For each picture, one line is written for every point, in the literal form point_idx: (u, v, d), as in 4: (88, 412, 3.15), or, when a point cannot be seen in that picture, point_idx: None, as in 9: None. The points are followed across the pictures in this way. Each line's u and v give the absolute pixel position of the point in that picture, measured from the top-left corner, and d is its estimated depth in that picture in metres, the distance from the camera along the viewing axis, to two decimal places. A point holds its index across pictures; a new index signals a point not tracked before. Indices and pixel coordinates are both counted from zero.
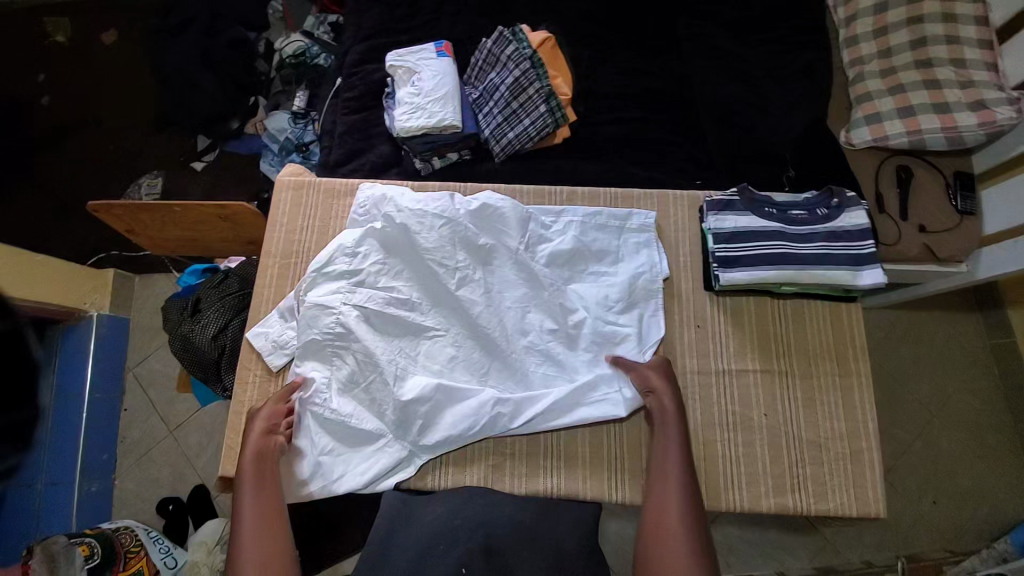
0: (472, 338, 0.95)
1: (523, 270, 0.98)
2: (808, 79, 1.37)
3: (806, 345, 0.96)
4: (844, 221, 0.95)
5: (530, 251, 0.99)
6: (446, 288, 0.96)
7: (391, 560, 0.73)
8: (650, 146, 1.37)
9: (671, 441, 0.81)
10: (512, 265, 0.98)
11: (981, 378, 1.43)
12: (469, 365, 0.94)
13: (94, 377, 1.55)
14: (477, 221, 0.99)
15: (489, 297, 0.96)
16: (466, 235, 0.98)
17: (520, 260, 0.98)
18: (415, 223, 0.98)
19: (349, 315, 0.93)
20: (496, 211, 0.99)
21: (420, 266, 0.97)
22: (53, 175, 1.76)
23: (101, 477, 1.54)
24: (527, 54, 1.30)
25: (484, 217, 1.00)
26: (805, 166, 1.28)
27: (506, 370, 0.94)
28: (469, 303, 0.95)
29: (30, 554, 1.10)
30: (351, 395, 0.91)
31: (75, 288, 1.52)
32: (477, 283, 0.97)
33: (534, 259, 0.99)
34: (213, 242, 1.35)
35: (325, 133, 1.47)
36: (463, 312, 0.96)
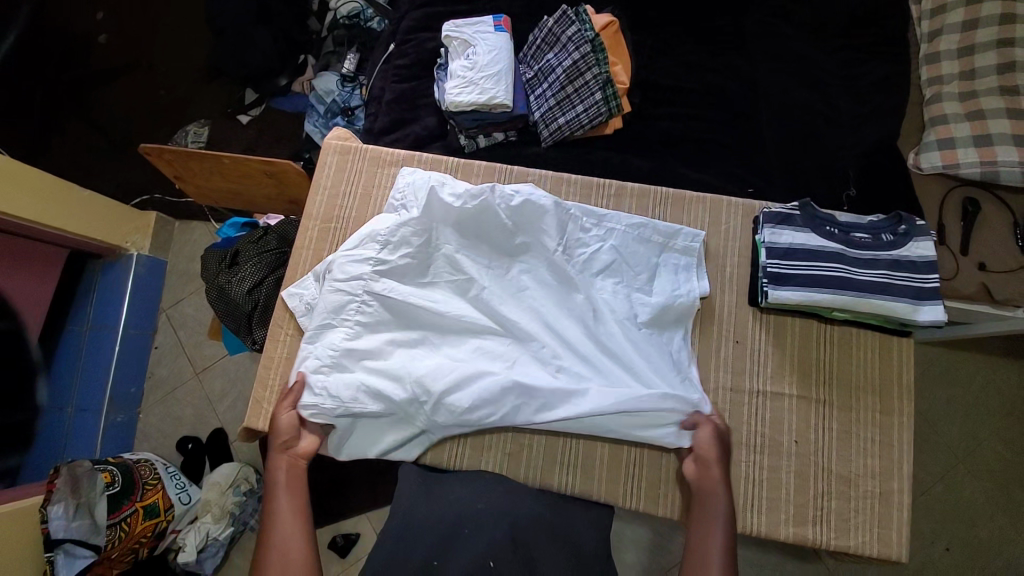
0: (502, 332, 0.93)
1: (556, 273, 0.95)
2: (881, 93, 1.29)
3: (848, 375, 0.92)
4: (911, 250, 0.90)
5: (569, 255, 0.96)
6: (476, 286, 0.94)
7: (420, 530, 0.77)
8: (703, 147, 1.31)
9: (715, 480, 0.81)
10: (547, 268, 0.96)
11: (1019, 430, 1.35)
12: (493, 355, 0.91)
13: (129, 314, 1.61)
14: (519, 219, 0.95)
15: (518, 296, 0.95)
16: (505, 233, 0.95)
17: (555, 264, 0.95)
18: (451, 217, 0.95)
19: (376, 303, 0.93)
20: (537, 208, 0.94)
21: (451, 259, 0.96)
22: (105, 114, 1.80)
23: (127, 409, 1.60)
24: (589, 37, 1.25)
25: (524, 213, 0.95)
26: (866, 186, 1.22)
27: (532, 363, 0.91)
28: (498, 303, 0.93)
29: (56, 473, 1.22)
30: (364, 378, 0.88)
31: (118, 227, 1.58)
32: (508, 282, 0.96)
33: (569, 263, 0.96)
34: (255, 197, 1.36)
35: (371, 99, 1.45)
36: (491, 309, 0.93)
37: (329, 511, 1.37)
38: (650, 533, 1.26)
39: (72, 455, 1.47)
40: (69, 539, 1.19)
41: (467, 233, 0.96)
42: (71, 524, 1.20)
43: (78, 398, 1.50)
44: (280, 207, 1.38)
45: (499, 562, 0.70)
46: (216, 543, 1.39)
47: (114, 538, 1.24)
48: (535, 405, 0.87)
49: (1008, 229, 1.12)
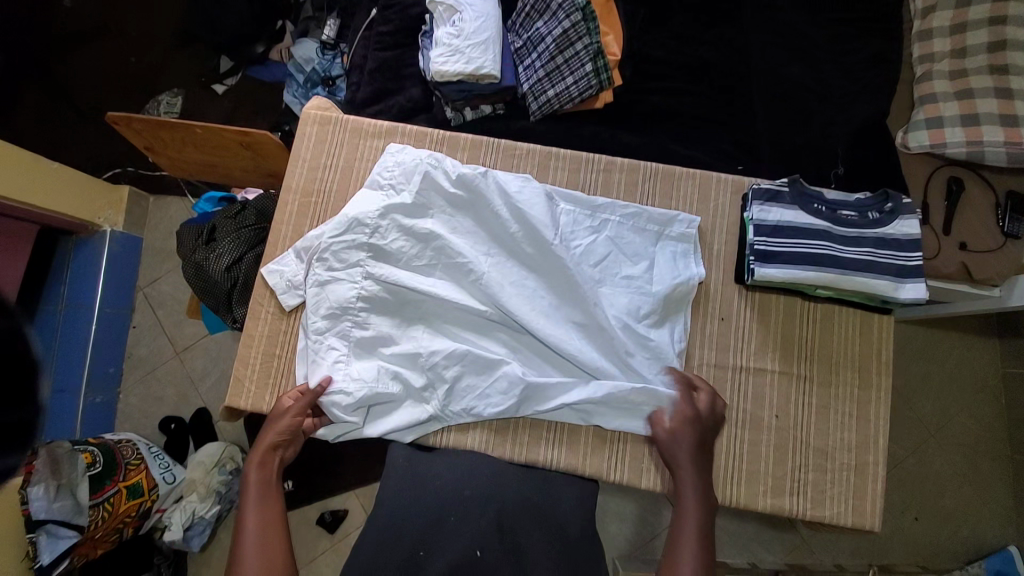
0: (505, 319, 0.92)
1: (553, 263, 0.93)
2: (873, 68, 1.27)
3: (830, 351, 0.94)
4: (896, 228, 0.90)
5: (563, 244, 0.94)
6: (472, 270, 0.93)
7: (404, 520, 0.77)
8: (693, 123, 1.29)
9: (685, 477, 0.81)
10: (540, 257, 0.93)
11: (988, 406, 1.40)
12: (499, 341, 0.92)
13: (104, 292, 1.56)
14: (511, 205, 0.94)
15: (516, 285, 0.93)
16: (498, 222, 0.94)
17: (552, 253, 0.92)
18: (445, 207, 0.96)
19: (370, 288, 0.92)
20: (528, 198, 0.95)
21: (445, 247, 0.94)
22: (69, 80, 1.70)
23: (106, 390, 1.57)
24: (580, 5, 1.20)
25: (516, 202, 0.95)
26: (855, 164, 1.22)
27: (538, 354, 0.92)
28: (496, 288, 0.91)
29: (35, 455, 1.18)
30: (373, 363, 0.91)
31: (89, 202, 1.51)
32: (505, 269, 0.94)
33: (567, 253, 0.93)
34: (232, 170, 1.31)
35: (353, 67, 1.39)
36: (492, 294, 0.91)
37: (316, 486, 1.38)
38: (633, 505, 1.29)
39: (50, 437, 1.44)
40: (52, 520, 1.17)
41: (468, 220, 0.96)
42: (53, 505, 1.18)
43: (53, 379, 1.46)
44: (259, 181, 1.33)
45: (486, 551, 0.73)
46: (203, 521, 1.39)
47: (98, 518, 1.23)
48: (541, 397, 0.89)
49: (990, 209, 1.13)
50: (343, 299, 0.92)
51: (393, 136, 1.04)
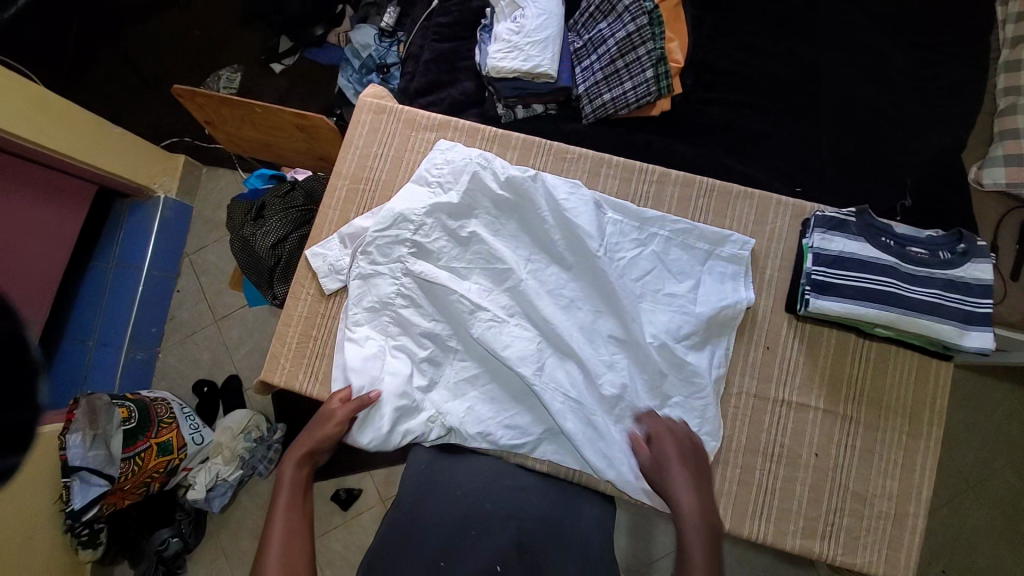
0: (539, 330, 0.90)
1: (596, 276, 0.91)
2: (952, 98, 1.19)
3: (880, 394, 0.89)
4: (967, 271, 0.84)
5: (608, 255, 0.92)
6: (512, 277, 0.92)
7: (422, 525, 0.75)
8: (752, 138, 1.24)
9: (681, 493, 0.74)
10: (584, 268, 0.92)
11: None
12: (526, 356, 0.88)
13: (153, 255, 1.63)
14: (558, 212, 0.92)
15: (555, 295, 0.92)
16: (542, 229, 0.93)
17: (596, 266, 0.91)
18: (491, 211, 0.95)
19: (409, 287, 0.93)
20: (574, 206, 0.93)
21: (489, 252, 0.93)
22: (140, 50, 1.78)
23: (147, 348, 1.65)
24: (648, 8, 1.17)
25: (562, 210, 0.92)
26: (922, 196, 1.15)
27: (568, 370, 0.88)
28: (533, 298, 0.90)
29: (76, 403, 1.27)
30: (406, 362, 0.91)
31: (145, 168, 1.58)
32: (547, 278, 0.93)
33: (611, 266, 0.91)
34: (285, 150, 1.33)
35: (409, 56, 1.39)
36: (529, 302, 0.91)
37: (334, 464, 1.41)
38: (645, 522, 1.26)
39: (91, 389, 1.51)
40: (86, 467, 1.24)
41: (514, 227, 0.95)
42: (88, 453, 1.25)
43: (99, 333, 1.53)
44: (308, 163, 1.36)
45: (505, 566, 0.70)
46: (224, 484, 1.44)
47: (128, 471, 1.29)
48: (566, 415, 0.85)
49: None
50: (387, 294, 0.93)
51: (446, 130, 1.04)
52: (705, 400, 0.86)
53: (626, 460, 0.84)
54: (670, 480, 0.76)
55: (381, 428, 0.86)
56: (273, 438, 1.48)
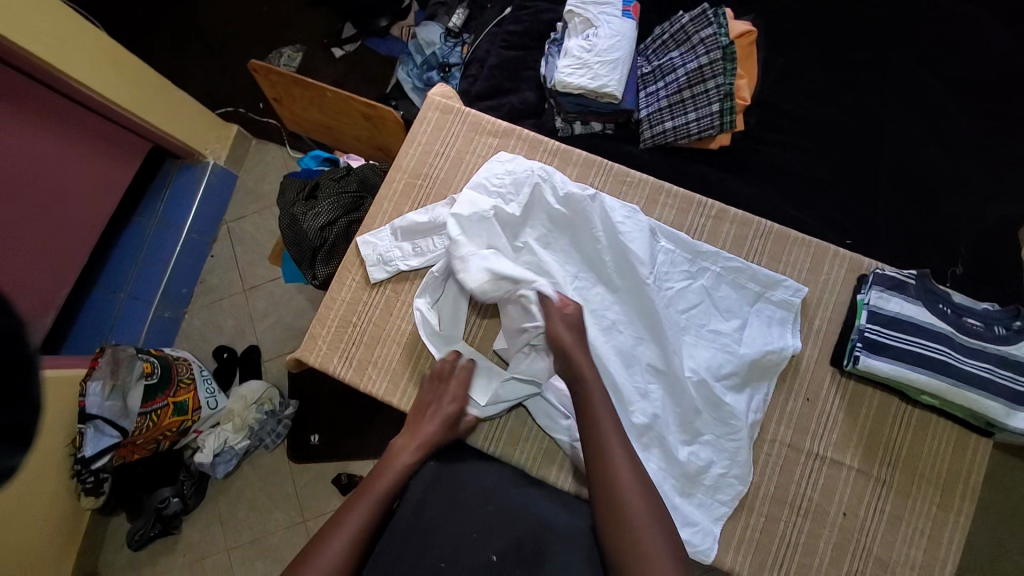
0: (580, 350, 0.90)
1: (641, 303, 0.91)
2: (1016, 171, 1.18)
3: (916, 462, 0.87)
4: (1022, 349, 0.82)
5: (656, 283, 0.92)
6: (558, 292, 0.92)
7: (426, 529, 0.75)
8: (806, 183, 1.23)
9: (619, 458, 0.74)
10: (631, 293, 0.92)
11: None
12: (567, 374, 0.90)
13: (195, 218, 1.67)
14: (613, 235, 0.93)
15: (599, 317, 0.91)
16: (594, 249, 0.93)
17: (643, 293, 0.90)
18: (550, 226, 0.96)
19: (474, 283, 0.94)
20: (629, 232, 0.93)
21: (543, 263, 0.94)
22: (211, 20, 1.83)
23: (175, 307, 1.68)
24: (722, 43, 1.16)
25: (617, 235, 0.92)
26: (975, 266, 1.14)
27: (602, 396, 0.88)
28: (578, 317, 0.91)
29: (101, 352, 1.29)
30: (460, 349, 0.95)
31: (200, 133, 1.63)
32: (593, 299, 0.93)
33: (658, 295, 0.91)
34: (343, 135, 1.35)
35: (474, 59, 1.41)
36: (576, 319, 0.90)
37: None
38: None
39: (117, 339, 1.54)
40: (100, 416, 1.28)
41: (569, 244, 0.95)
42: (106, 403, 1.29)
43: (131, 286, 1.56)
44: (362, 151, 1.38)
45: (501, 558, 0.71)
46: (231, 452, 1.45)
47: (143, 425, 1.32)
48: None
49: None
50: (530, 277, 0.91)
51: (509, 138, 1.05)
52: (738, 443, 0.85)
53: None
54: (610, 447, 0.75)
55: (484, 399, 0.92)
56: (284, 414, 1.50)
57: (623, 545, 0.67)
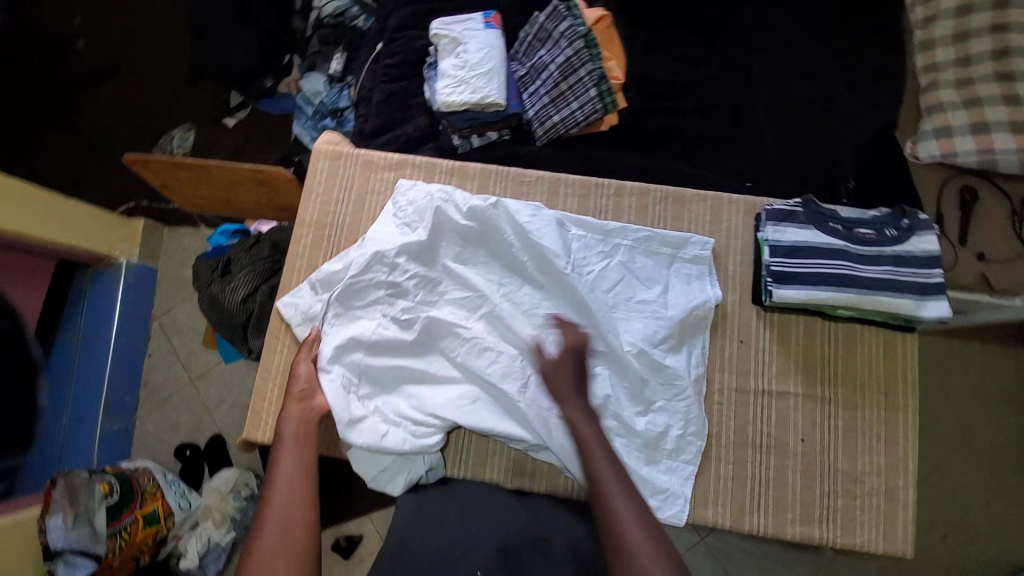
0: (518, 350, 0.90)
1: (567, 292, 0.93)
2: (876, 83, 1.30)
3: (855, 373, 0.91)
4: (915, 244, 0.88)
5: (575, 271, 0.94)
6: (485, 303, 0.93)
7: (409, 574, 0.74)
8: (698, 141, 1.30)
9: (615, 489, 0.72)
10: (556, 286, 0.93)
11: (1013, 418, 1.41)
12: (510, 372, 0.88)
13: (121, 321, 1.58)
14: (524, 236, 0.94)
15: (528, 315, 0.92)
16: (510, 255, 0.94)
17: (565, 284, 0.92)
18: (464, 250, 0.96)
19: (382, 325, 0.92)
20: (538, 237, 0.94)
21: (463, 279, 0.94)
22: (89, 120, 1.78)
23: (123, 418, 1.59)
24: (582, 32, 1.22)
25: (526, 236, 0.94)
26: (865, 179, 1.23)
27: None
28: (483, 340, 0.90)
29: (52, 485, 1.19)
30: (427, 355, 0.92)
31: (105, 232, 1.55)
32: (521, 300, 0.94)
33: (581, 281, 0.93)
34: (246, 205, 1.32)
35: (360, 99, 1.42)
36: (424, 374, 0.90)
37: (334, 515, 1.32)
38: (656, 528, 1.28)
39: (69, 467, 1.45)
40: (70, 548, 1.18)
41: (366, 333, 0.91)
42: (70, 533, 1.18)
43: (69, 408, 1.47)
44: (269, 215, 1.36)
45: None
46: (218, 548, 1.36)
47: (115, 547, 1.23)
48: (553, 434, 0.85)
49: (1007, 219, 1.18)
50: (347, 370, 0.90)
51: (405, 167, 1.05)
52: (687, 401, 0.88)
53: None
54: (605, 487, 0.72)
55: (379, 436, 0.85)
56: None
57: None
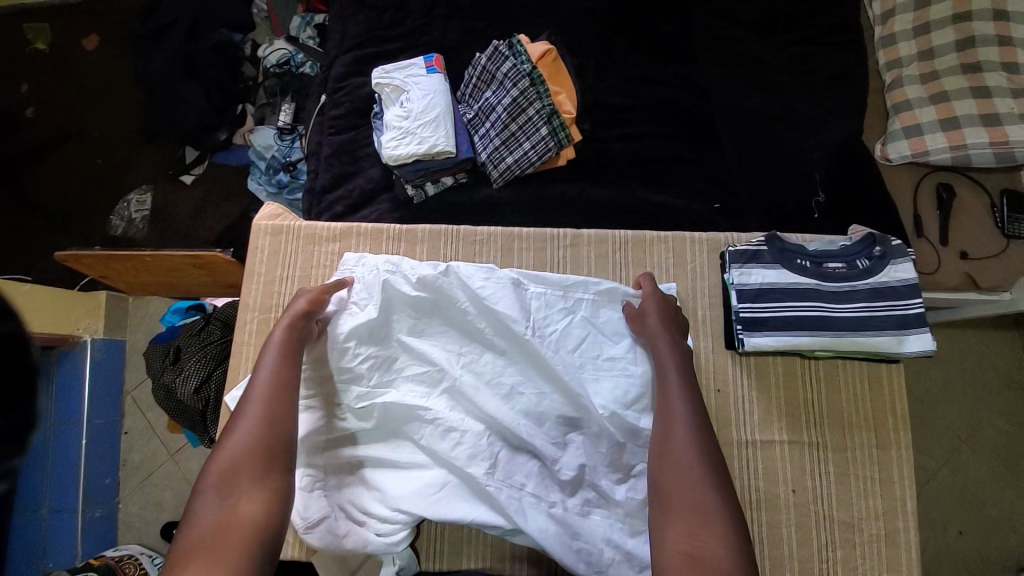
0: (484, 425, 0.84)
1: (530, 355, 0.88)
2: (839, 87, 1.25)
3: (841, 412, 0.86)
4: (890, 274, 0.84)
5: (537, 334, 0.88)
6: (445, 377, 0.87)
7: None
8: (662, 165, 1.25)
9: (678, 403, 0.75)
10: (518, 351, 0.88)
11: (1016, 404, 1.36)
12: (474, 451, 0.81)
13: (92, 401, 1.46)
14: (478, 302, 0.88)
15: (493, 384, 0.86)
16: (469, 323, 0.89)
17: (527, 347, 0.87)
18: (419, 322, 0.91)
19: (338, 419, 0.86)
20: (493, 305, 0.88)
21: (420, 352, 0.89)
22: (42, 193, 1.71)
23: (105, 502, 1.47)
24: (526, 70, 1.19)
25: (481, 302, 0.88)
26: (836, 191, 1.19)
27: (526, 468, 0.81)
28: (447, 419, 0.84)
29: None
30: (390, 441, 0.86)
31: (64, 313, 1.42)
32: (485, 367, 0.88)
33: (544, 344, 0.88)
34: (191, 284, 1.30)
35: (309, 155, 1.34)
36: (386, 461, 0.84)
37: None
38: None
39: (52, 563, 1.35)
40: None
41: (326, 422, 0.86)
42: None
43: (49, 498, 1.37)
44: (221, 290, 1.33)
45: None
46: None
47: None
48: (528, 513, 0.77)
49: (985, 210, 1.13)
50: (311, 467, 0.84)
51: (351, 237, 1.01)
52: None
53: (600, 552, 0.77)
54: (668, 402, 0.76)
55: (346, 541, 0.80)
56: None
57: (667, 499, 0.67)
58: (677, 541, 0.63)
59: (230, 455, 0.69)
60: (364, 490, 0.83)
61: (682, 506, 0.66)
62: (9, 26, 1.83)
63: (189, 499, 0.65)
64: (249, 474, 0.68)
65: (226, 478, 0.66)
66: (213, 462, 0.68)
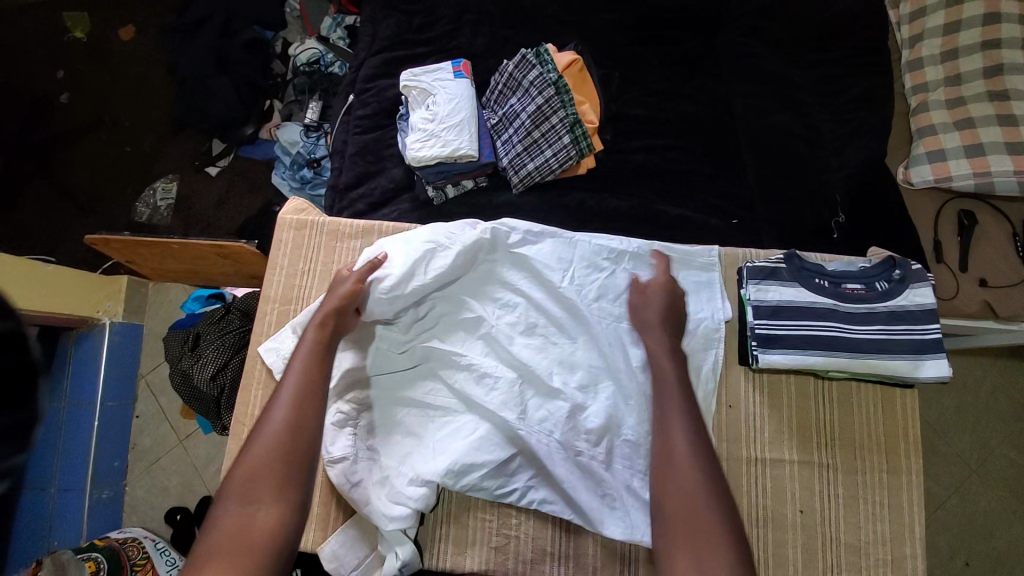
0: (517, 373, 0.89)
1: (565, 307, 0.92)
2: (864, 109, 1.25)
3: (854, 434, 0.86)
4: (909, 297, 0.84)
5: (573, 285, 0.93)
6: (483, 323, 0.92)
7: None
8: (679, 179, 1.26)
9: (676, 416, 0.70)
10: (555, 302, 0.93)
11: None
12: (507, 398, 0.86)
13: (106, 385, 1.49)
14: (515, 258, 0.95)
15: (530, 331, 0.92)
16: (502, 278, 0.94)
17: (563, 298, 0.92)
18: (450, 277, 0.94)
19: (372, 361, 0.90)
20: (533, 262, 0.94)
21: (457, 303, 0.93)
22: (73, 177, 1.77)
23: (113, 484, 1.50)
24: (552, 79, 1.21)
25: (520, 259, 0.95)
26: (856, 213, 1.19)
27: (557, 413, 0.86)
28: (482, 364, 0.89)
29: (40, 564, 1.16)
30: (423, 384, 0.90)
31: (85, 297, 1.45)
32: (521, 316, 0.93)
33: (580, 296, 0.92)
34: (213, 273, 1.34)
35: (334, 153, 1.37)
36: (420, 404, 0.89)
37: None
38: None
39: (59, 541, 1.39)
40: None
41: (366, 363, 0.90)
42: None
43: (59, 479, 1.41)
44: (242, 281, 1.37)
45: None
46: None
47: None
48: (555, 459, 0.83)
49: (1007, 239, 1.12)
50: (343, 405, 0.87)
51: (371, 235, 1.03)
52: None
53: (619, 494, 0.84)
54: (669, 413, 0.71)
55: (365, 487, 0.83)
56: None
57: (671, 519, 0.64)
58: (683, 566, 0.61)
59: (250, 463, 0.67)
60: (396, 437, 0.87)
61: (685, 529, 0.63)
62: (51, 15, 1.90)
63: (211, 508, 0.65)
64: (270, 485, 0.66)
65: (245, 490, 0.65)
66: (238, 467, 0.67)
